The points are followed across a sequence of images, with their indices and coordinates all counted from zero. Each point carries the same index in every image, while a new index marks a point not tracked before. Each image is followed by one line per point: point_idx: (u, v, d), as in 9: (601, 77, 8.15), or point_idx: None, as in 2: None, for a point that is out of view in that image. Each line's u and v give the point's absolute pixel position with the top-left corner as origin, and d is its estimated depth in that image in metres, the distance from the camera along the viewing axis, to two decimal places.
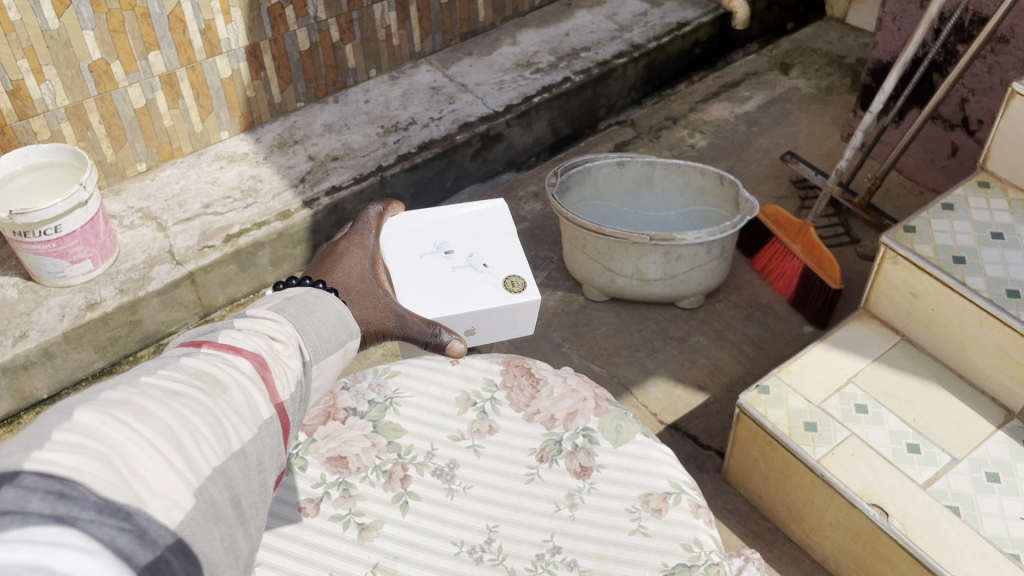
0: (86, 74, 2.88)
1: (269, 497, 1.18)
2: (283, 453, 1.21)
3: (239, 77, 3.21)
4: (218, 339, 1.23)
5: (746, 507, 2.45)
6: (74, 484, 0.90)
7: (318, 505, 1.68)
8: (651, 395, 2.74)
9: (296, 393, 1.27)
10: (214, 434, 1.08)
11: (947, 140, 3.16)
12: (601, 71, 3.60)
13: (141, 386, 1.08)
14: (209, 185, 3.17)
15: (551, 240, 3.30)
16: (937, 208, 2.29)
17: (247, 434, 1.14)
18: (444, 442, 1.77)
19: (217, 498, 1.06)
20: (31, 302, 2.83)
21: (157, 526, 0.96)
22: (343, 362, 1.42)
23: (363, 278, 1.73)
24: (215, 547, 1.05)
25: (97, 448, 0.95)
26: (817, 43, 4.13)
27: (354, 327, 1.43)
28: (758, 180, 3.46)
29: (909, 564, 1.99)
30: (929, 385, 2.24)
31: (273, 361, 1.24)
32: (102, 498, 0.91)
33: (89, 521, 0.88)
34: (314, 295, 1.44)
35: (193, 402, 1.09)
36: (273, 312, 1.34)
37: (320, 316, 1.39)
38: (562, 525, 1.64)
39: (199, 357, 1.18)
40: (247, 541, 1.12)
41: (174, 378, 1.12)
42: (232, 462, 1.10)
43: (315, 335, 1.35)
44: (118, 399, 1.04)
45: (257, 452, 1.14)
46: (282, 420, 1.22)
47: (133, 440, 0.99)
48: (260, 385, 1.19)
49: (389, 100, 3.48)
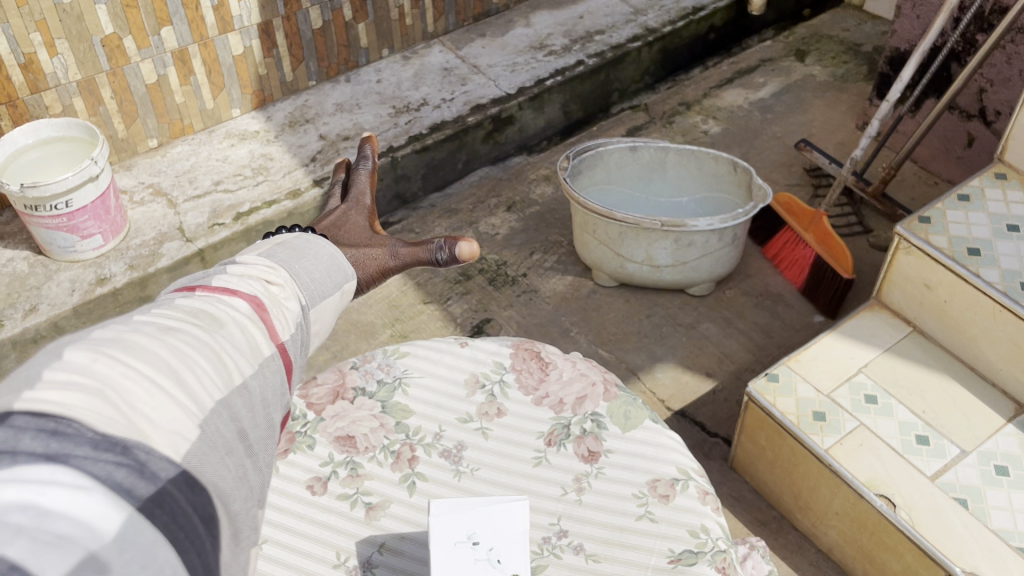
0: (98, 48, 2.87)
1: (276, 434, 1.10)
2: (286, 394, 1.14)
3: (251, 54, 3.20)
4: (212, 282, 1.18)
5: (752, 495, 2.44)
6: (68, 422, 0.84)
7: (325, 484, 1.68)
8: (659, 381, 2.74)
9: (297, 335, 1.22)
10: (213, 367, 1.02)
11: (963, 129, 3.13)
12: (615, 54, 3.57)
13: (132, 322, 1.02)
14: (219, 163, 3.16)
15: (563, 223, 3.26)
16: (952, 199, 2.27)
17: (247, 369, 1.07)
18: (452, 424, 1.77)
19: (223, 431, 0.99)
20: (41, 276, 2.84)
21: (158, 459, 0.89)
22: (340, 307, 1.37)
23: (359, 237, 1.59)
24: (226, 479, 0.97)
25: (90, 384, 0.89)
26: (833, 30, 4.08)
27: (350, 269, 1.39)
28: (771, 168, 3.43)
29: (916, 556, 1.99)
30: (939, 375, 2.23)
31: (270, 303, 1.19)
32: (99, 433, 0.85)
33: (83, 458, 0.82)
34: (305, 239, 1.39)
35: (190, 337, 1.03)
36: (263, 258, 1.28)
37: (311, 259, 1.34)
38: (569, 509, 1.64)
39: (194, 298, 1.13)
40: (258, 473, 1.04)
41: (167, 315, 1.06)
42: (234, 397, 1.03)
43: (310, 280, 1.31)
44: (110, 336, 0.98)
45: (259, 387, 1.08)
46: (284, 360, 1.16)
47: (127, 375, 0.93)
48: (257, 325, 1.14)
49: (401, 80, 3.46)
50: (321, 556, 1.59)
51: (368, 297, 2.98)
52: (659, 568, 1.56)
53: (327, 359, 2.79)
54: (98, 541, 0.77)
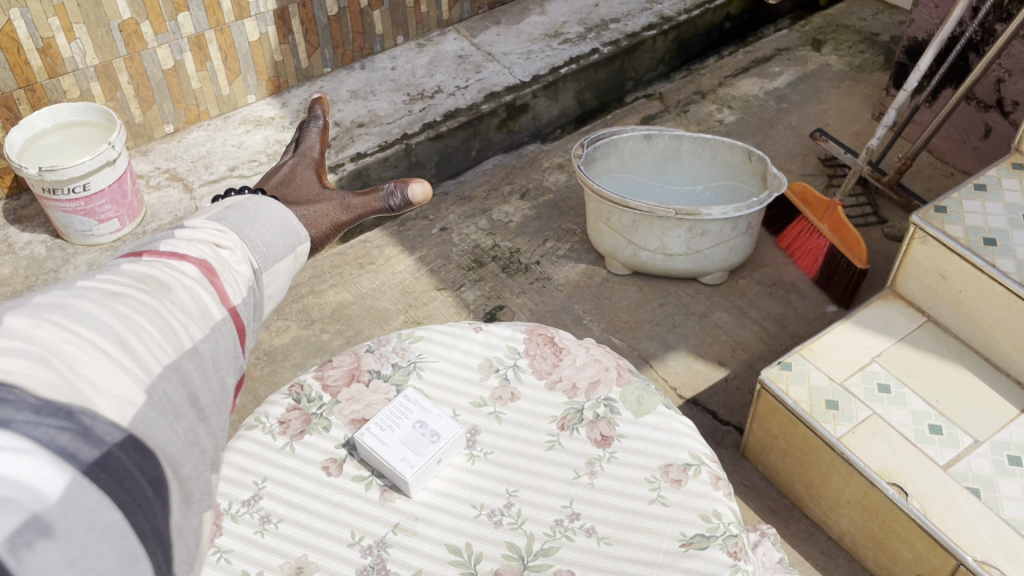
0: (116, 33, 2.89)
1: (231, 400, 1.08)
2: (240, 357, 1.13)
3: (266, 40, 3.20)
4: (159, 247, 1.15)
5: (763, 483, 2.45)
6: (9, 387, 0.81)
7: (341, 466, 1.71)
8: (670, 369, 2.74)
9: (249, 299, 1.20)
10: (161, 332, 1.01)
11: (980, 120, 3.11)
12: (629, 43, 3.57)
13: (75, 288, 0.99)
14: (235, 149, 3.18)
15: (576, 211, 3.25)
16: (969, 189, 2.25)
17: (197, 333, 1.06)
18: (467, 408, 1.79)
19: (172, 395, 0.98)
20: (59, 259, 2.86)
21: (102, 424, 0.87)
22: (293, 271, 1.33)
23: (305, 195, 1.47)
24: (175, 443, 0.94)
25: (30, 350, 0.87)
26: (850, 20, 4.06)
27: (304, 232, 1.33)
28: (785, 158, 3.42)
29: (927, 544, 1.99)
30: (952, 365, 2.23)
31: (221, 267, 1.17)
32: (40, 398, 0.83)
33: (23, 422, 0.79)
34: (256, 201, 1.33)
35: (136, 303, 1.01)
36: (214, 222, 1.25)
37: (264, 221, 1.29)
38: (582, 492, 1.65)
39: (140, 263, 1.10)
40: (211, 438, 1.02)
41: (113, 281, 1.04)
42: (184, 361, 1.02)
43: (261, 243, 1.26)
44: (52, 302, 0.95)
45: (211, 351, 1.07)
46: (238, 324, 1.15)
47: (68, 341, 0.91)
48: (207, 290, 1.12)
49: (416, 68, 3.47)
50: (336, 536, 1.61)
51: (382, 283, 2.99)
52: (670, 552, 1.57)
53: (341, 344, 2.81)
54: (41, 503, 0.76)
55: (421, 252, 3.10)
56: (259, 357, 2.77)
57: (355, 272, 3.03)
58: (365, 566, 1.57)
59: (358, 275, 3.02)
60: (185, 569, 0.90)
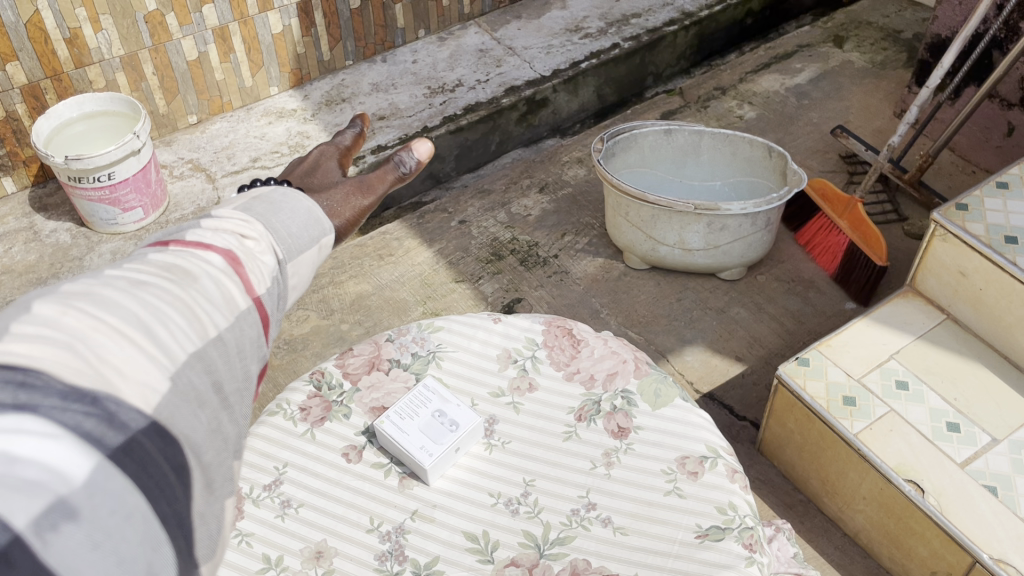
0: (141, 24, 2.92)
1: (255, 389, 1.01)
2: (264, 346, 1.04)
3: (289, 33, 3.23)
4: (185, 237, 1.06)
5: (779, 478, 2.46)
6: (37, 373, 0.78)
7: (360, 452, 1.73)
8: (687, 363, 2.75)
9: (273, 290, 1.11)
10: (186, 321, 0.94)
11: (1003, 118, 3.10)
12: (650, 38, 3.57)
13: (103, 276, 0.93)
14: (257, 140, 3.20)
15: (596, 206, 3.25)
16: (991, 186, 2.23)
17: (222, 322, 0.98)
18: (485, 398, 1.81)
19: (196, 382, 0.92)
20: (84, 247, 2.90)
21: (128, 410, 0.83)
22: (318, 263, 1.21)
23: (331, 184, 1.36)
24: (197, 431, 0.90)
25: (57, 337, 0.82)
26: (874, 16, 4.03)
27: (329, 223, 1.21)
28: (806, 155, 3.41)
29: (943, 542, 1.99)
30: (972, 363, 2.22)
31: (246, 257, 1.08)
32: (67, 384, 0.79)
33: (52, 407, 0.77)
34: (283, 192, 1.21)
35: (162, 292, 0.94)
36: (240, 212, 1.15)
37: (289, 213, 1.17)
38: (599, 482, 1.66)
39: (167, 253, 1.02)
40: (233, 425, 0.96)
41: (140, 270, 0.97)
42: (209, 348, 0.95)
43: (287, 233, 1.15)
44: (80, 290, 0.90)
45: (235, 340, 0.99)
46: (262, 315, 1.06)
47: (95, 328, 0.85)
48: (232, 280, 1.03)
49: (436, 61, 3.49)
50: (356, 521, 1.63)
51: (401, 275, 3.01)
52: (686, 542, 1.58)
53: (360, 334, 2.83)
54: (67, 486, 0.75)
55: (439, 245, 3.12)
56: (280, 346, 2.80)
57: (375, 263, 3.05)
58: (384, 551, 1.59)
59: (377, 266, 3.04)
60: (206, 555, 0.90)
